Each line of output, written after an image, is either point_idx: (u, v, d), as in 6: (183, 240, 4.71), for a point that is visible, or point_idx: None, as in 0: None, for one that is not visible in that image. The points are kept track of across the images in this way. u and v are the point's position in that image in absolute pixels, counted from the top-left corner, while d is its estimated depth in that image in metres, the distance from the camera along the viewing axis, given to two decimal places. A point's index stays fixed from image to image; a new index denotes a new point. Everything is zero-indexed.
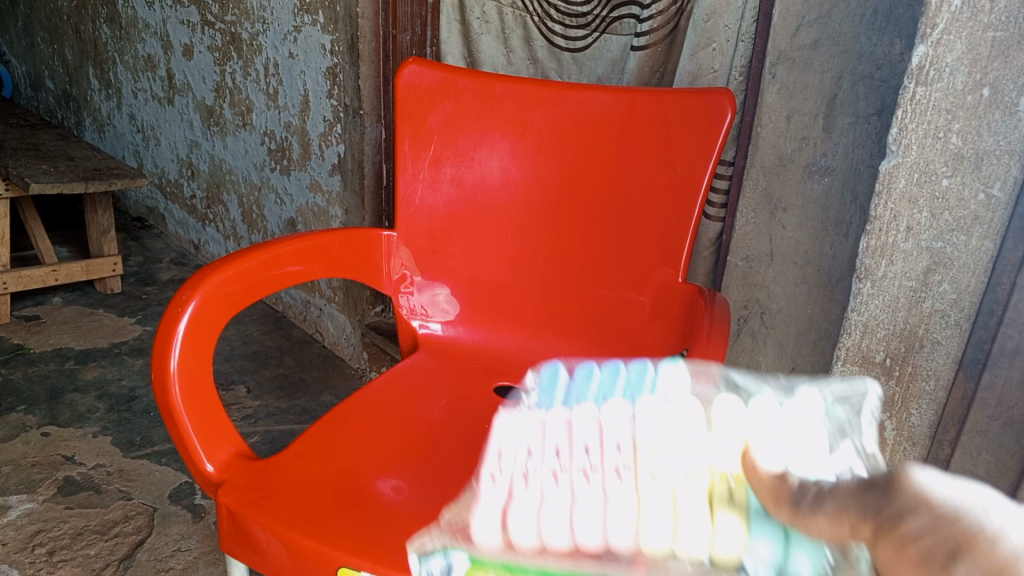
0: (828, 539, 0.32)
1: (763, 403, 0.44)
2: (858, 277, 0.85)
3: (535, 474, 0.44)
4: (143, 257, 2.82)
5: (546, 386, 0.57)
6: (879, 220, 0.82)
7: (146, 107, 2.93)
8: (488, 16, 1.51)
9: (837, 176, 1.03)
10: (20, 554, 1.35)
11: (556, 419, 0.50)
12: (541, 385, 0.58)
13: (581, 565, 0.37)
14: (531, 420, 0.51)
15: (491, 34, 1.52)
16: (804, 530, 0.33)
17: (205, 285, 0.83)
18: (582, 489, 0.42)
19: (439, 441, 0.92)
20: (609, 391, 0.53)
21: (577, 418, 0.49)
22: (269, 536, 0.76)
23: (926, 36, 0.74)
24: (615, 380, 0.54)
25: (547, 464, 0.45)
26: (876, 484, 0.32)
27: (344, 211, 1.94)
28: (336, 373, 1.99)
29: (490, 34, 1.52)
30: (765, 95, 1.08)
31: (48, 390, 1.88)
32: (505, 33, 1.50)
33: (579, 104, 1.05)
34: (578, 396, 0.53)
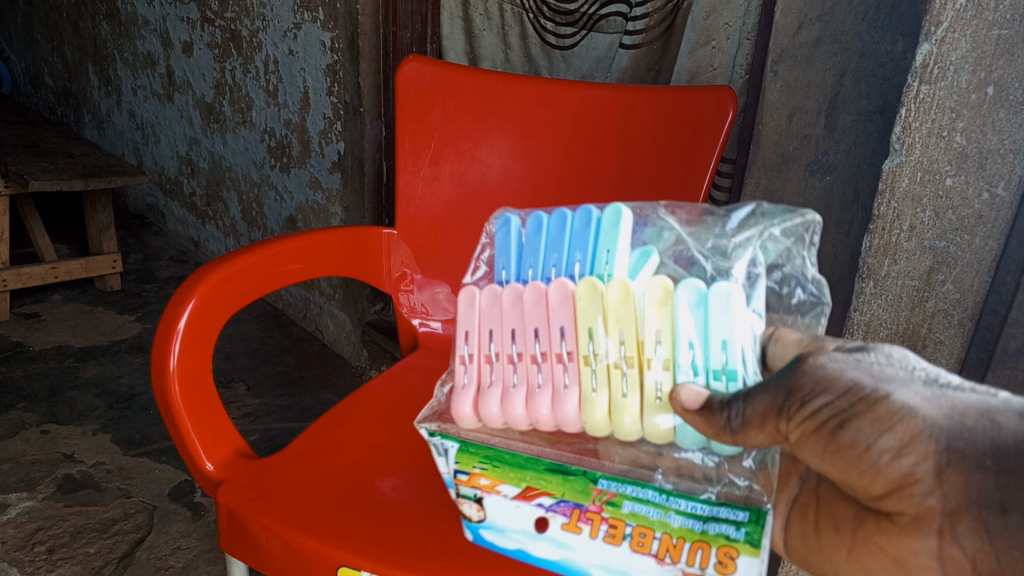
0: (761, 437, 0.48)
1: (687, 287, 0.52)
2: (861, 276, 0.83)
3: (501, 360, 0.57)
4: (143, 255, 2.81)
5: (505, 237, 0.64)
6: (882, 219, 0.80)
7: (146, 104, 2.92)
8: (489, 13, 1.50)
9: (840, 174, 1.02)
10: (19, 553, 1.35)
11: (505, 289, 0.58)
12: (501, 237, 0.65)
13: (545, 454, 0.54)
14: (487, 289, 0.59)
15: (492, 31, 1.51)
16: (743, 438, 0.48)
17: (203, 284, 0.82)
18: (537, 379, 0.55)
19: None
20: (558, 244, 0.60)
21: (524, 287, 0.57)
22: (269, 534, 0.76)
23: (929, 34, 0.73)
24: (561, 228, 0.60)
25: (507, 346, 0.57)
26: (781, 386, 0.47)
27: (344, 208, 1.94)
28: (336, 372, 1.99)
29: (491, 31, 1.51)
30: (767, 93, 1.08)
31: (48, 388, 1.88)
32: (505, 30, 1.49)
33: (580, 102, 1.05)
34: (530, 251, 0.61)
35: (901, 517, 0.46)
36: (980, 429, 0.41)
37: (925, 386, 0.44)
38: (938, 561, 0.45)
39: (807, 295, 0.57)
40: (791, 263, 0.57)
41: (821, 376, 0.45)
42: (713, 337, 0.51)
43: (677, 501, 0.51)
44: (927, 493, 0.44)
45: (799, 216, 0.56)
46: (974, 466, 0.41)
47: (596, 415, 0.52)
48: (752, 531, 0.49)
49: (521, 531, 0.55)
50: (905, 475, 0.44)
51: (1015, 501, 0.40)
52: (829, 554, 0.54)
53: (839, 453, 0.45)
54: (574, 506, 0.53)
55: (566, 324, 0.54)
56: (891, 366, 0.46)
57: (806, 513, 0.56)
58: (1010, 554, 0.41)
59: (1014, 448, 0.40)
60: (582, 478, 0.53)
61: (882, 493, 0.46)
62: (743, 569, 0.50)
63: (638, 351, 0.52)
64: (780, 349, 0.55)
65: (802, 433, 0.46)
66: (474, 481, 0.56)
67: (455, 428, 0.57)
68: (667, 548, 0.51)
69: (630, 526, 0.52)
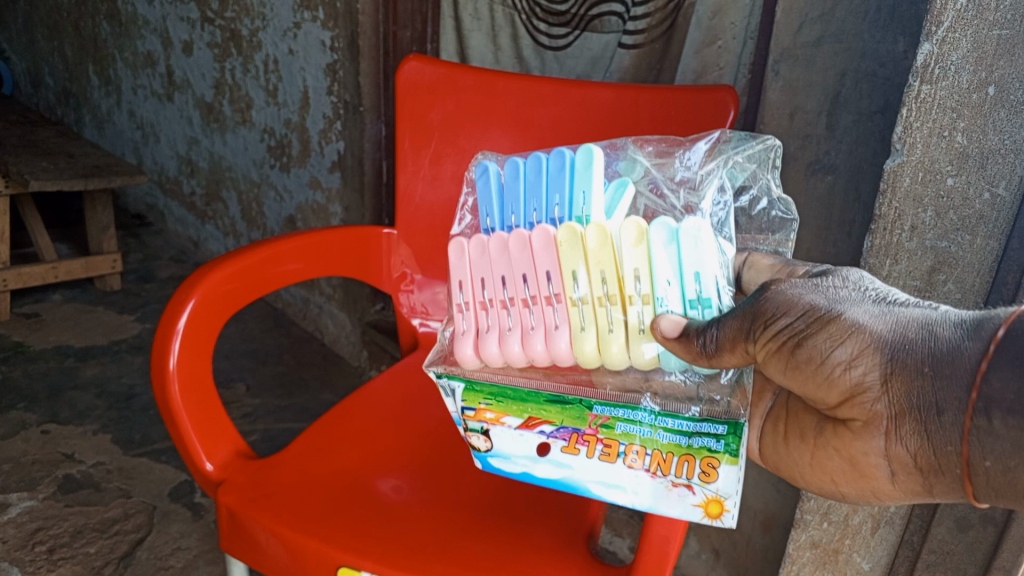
0: (734, 359, 0.54)
1: (659, 226, 0.55)
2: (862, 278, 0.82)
3: (494, 306, 0.61)
4: (143, 254, 2.81)
5: (485, 187, 0.66)
6: (884, 219, 0.79)
7: (146, 103, 2.92)
8: (480, 13, 1.49)
9: (841, 174, 1.01)
10: (20, 553, 1.35)
11: (491, 238, 0.61)
12: (481, 186, 0.66)
13: (544, 387, 0.58)
14: (475, 239, 0.63)
15: (482, 31, 1.50)
16: (718, 360, 0.54)
17: (201, 285, 0.82)
18: (531, 321, 0.59)
19: (437, 440, 0.93)
20: (536, 187, 0.61)
21: (508, 235, 0.60)
22: (269, 535, 0.77)
23: (930, 34, 0.72)
24: (538, 171, 0.62)
25: (500, 293, 0.61)
26: (747, 313, 0.53)
27: (344, 208, 1.94)
28: (336, 372, 1.99)
29: (481, 31, 1.50)
30: (768, 92, 1.08)
31: (48, 388, 1.88)
32: (495, 31, 1.49)
33: (580, 100, 1.04)
34: (510, 198, 0.62)
35: (853, 422, 0.53)
36: (919, 340, 0.49)
37: (875, 305, 0.52)
38: (887, 460, 0.53)
39: (778, 213, 0.67)
40: (757, 183, 0.66)
41: (783, 300, 0.53)
42: (686, 271, 0.55)
43: (663, 420, 0.54)
44: (876, 400, 0.51)
45: (759, 143, 0.65)
46: (914, 374, 0.49)
47: (586, 349, 0.57)
48: (731, 442, 0.53)
49: (526, 456, 0.58)
50: (856, 385, 0.51)
51: (947, 400, 0.48)
52: (797, 461, 0.61)
53: (800, 366, 0.53)
54: (573, 432, 0.56)
55: (550, 268, 0.57)
56: (846, 290, 0.54)
57: (778, 424, 0.63)
58: (944, 449, 0.49)
59: (946, 353, 0.48)
60: (579, 405, 0.57)
61: (837, 402, 0.53)
62: (724, 479, 0.53)
63: (619, 288, 0.56)
64: (755, 273, 0.66)
65: (767, 352, 0.53)
66: (481, 416, 0.59)
67: (460, 368, 0.62)
68: (658, 463, 0.54)
69: (623, 445, 0.55)
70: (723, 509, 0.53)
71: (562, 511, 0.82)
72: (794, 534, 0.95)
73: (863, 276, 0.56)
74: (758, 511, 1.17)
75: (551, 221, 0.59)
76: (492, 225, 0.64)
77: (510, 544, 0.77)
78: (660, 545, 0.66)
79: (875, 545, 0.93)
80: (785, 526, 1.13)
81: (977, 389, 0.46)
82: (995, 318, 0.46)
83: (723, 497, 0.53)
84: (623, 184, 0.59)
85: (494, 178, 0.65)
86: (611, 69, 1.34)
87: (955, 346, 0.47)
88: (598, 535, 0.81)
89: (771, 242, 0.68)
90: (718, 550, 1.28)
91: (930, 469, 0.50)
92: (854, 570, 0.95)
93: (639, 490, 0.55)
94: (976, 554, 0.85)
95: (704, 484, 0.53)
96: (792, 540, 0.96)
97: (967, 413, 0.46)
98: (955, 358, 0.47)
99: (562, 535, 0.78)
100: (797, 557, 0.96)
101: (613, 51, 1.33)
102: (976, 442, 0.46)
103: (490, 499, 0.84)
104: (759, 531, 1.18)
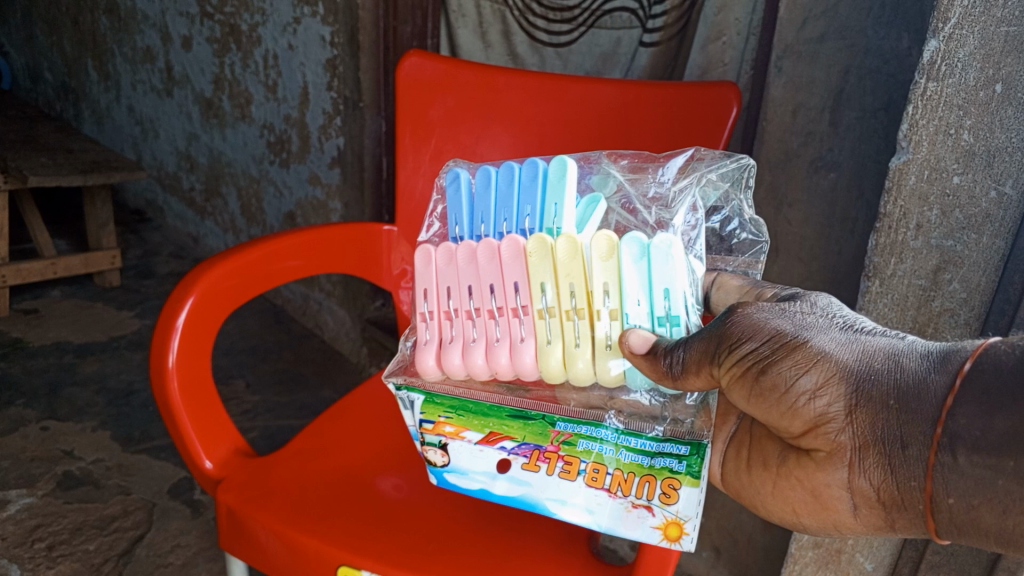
0: (699, 382, 0.56)
1: (631, 240, 0.59)
2: (867, 275, 0.83)
3: (460, 316, 0.64)
4: (143, 250, 2.80)
5: (454, 193, 0.68)
6: (889, 217, 0.80)
7: (145, 99, 2.91)
8: (465, 9, 1.48)
9: (846, 171, 0.97)
10: (19, 549, 1.34)
11: (460, 247, 0.64)
12: (451, 193, 0.68)
13: (507, 403, 0.62)
14: (444, 247, 0.66)
15: (470, 27, 1.49)
16: (683, 382, 0.56)
17: (201, 283, 0.81)
18: (496, 333, 0.62)
19: None
20: (507, 198, 0.65)
21: (476, 244, 0.63)
22: (269, 536, 0.77)
23: (937, 31, 0.72)
24: (511, 182, 0.65)
25: (466, 303, 0.64)
26: (713, 335, 0.55)
27: (343, 204, 1.93)
28: (335, 369, 1.98)
29: (469, 27, 1.49)
30: (772, 89, 1.04)
31: (47, 384, 1.87)
32: (484, 27, 1.48)
33: (582, 96, 1.03)
34: (480, 208, 0.66)
35: (817, 453, 0.53)
36: (886, 370, 0.50)
37: (841, 333, 0.53)
38: (850, 493, 0.53)
39: (749, 234, 0.69)
40: (729, 204, 0.69)
41: (749, 324, 0.54)
42: (656, 287, 0.59)
43: (626, 438, 0.58)
44: (841, 431, 0.51)
45: (734, 163, 0.67)
46: (880, 406, 0.50)
47: (551, 363, 0.60)
48: (692, 463, 0.56)
49: (484, 473, 0.60)
50: (820, 415, 0.51)
51: (911, 434, 0.49)
52: (759, 489, 0.62)
53: (763, 393, 0.53)
54: (534, 448, 0.60)
55: (519, 280, 0.60)
56: (813, 316, 0.55)
57: (741, 449, 0.64)
58: (908, 484, 0.50)
59: (913, 385, 0.49)
60: (542, 422, 0.61)
61: (801, 432, 0.53)
62: (684, 500, 0.56)
63: (587, 302, 0.59)
64: (724, 294, 0.67)
65: (731, 377, 0.54)
66: (440, 429, 0.62)
67: (420, 381, 0.65)
68: (619, 484, 0.57)
69: (584, 462, 0.58)
70: (682, 532, 0.56)
71: None
72: (796, 535, 0.96)
73: (830, 303, 0.57)
74: None
75: (521, 231, 0.63)
76: (460, 233, 0.66)
77: (512, 542, 0.77)
78: (660, 547, 0.65)
79: (878, 547, 0.92)
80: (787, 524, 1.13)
81: (942, 424, 0.47)
82: (961, 352, 0.48)
83: (683, 519, 0.56)
84: (594, 200, 0.63)
85: (465, 185, 0.67)
86: (631, 69, 1.32)
87: (923, 379, 0.48)
88: (598, 535, 0.81)
89: (740, 264, 0.70)
90: (718, 548, 1.27)
91: (893, 503, 0.52)
92: (855, 569, 0.94)
93: (598, 510, 0.57)
94: (980, 556, 0.85)
95: (665, 505, 0.56)
96: (795, 541, 0.96)
97: (932, 448, 0.48)
98: (922, 391, 0.48)
99: (565, 534, 0.78)
100: (799, 557, 0.97)
101: (634, 50, 1.32)
102: (941, 478, 0.48)
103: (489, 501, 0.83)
104: (760, 529, 1.18)
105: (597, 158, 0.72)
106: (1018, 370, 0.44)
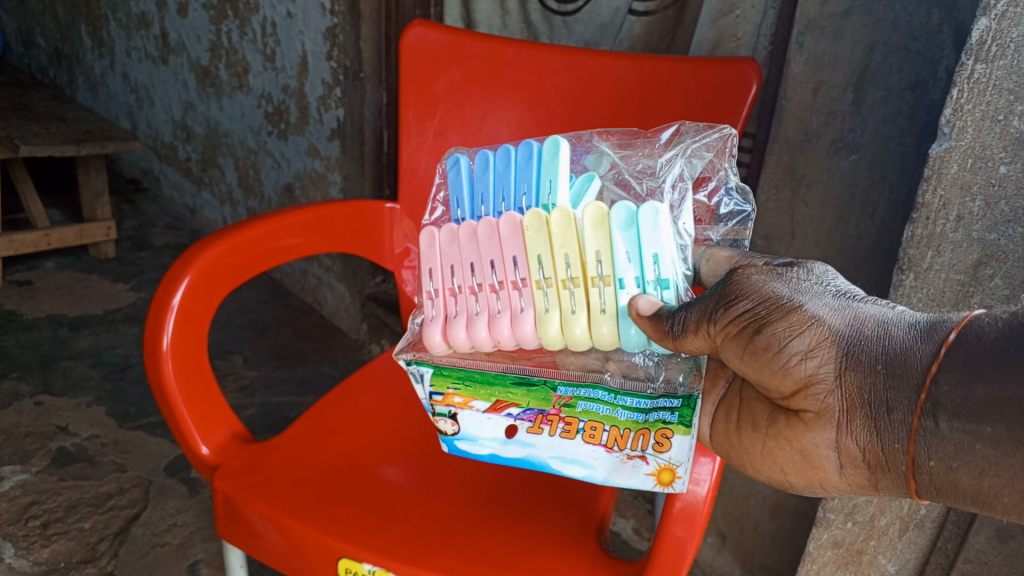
0: (698, 343, 0.55)
1: (620, 209, 0.58)
2: (900, 268, 0.79)
3: (463, 292, 0.62)
4: (137, 220, 2.76)
5: (455, 176, 0.67)
6: (927, 208, 0.75)
7: (140, 67, 2.85)
8: None
9: (866, 153, 0.92)
10: (13, 527, 1.32)
11: (461, 226, 0.63)
12: (451, 178, 0.67)
13: (510, 369, 0.62)
14: (446, 229, 0.64)
15: None
16: (682, 343, 0.55)
17: (198, 261, 0.78)
18: (498, 305, 0.60)
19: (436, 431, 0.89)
20: (505, 177, 0.64)
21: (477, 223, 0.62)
22: (267, 524, 0.74)
23: (989, 8, 0.67)
24: (507, 163, 0.64)
25: (468, 279, 0.62)
26: (714, 296, 0.53)
27: (343, 177, 1.89)
28: (335, 345, 1.95)
29: None
30: (792, 65, 0.99)
31: (41, 358, 1.84)
32: None
33: (594, 71, 0.98)
34: (480, 188, 0.65)
35: (805, 414, 0.52)
36: (875, 337, 0.49)
37: (834, 298, 0.51)
38: (837, 452, 0.52)
39: (735, 203, 0.67)
40: (717, 174, 0.67)
41: (747, 284, 0.52)
42: (644, 254, 0.57)
43: (622, 398, 0.59)
44: (829, 393, 0.50)
45: (717, 133, 0.67)
46: (868, 371, 0.49)
47: (550, 332, 0.58)
48: (685, 414, 0.57)
49: (493, 439, 0.62)
50: (809, 375, 0.50)
51: (896, 399, 0.48)
52: (748, 449, 0.59)
53: (754, 355, 0.52)
54: (537, 413, 0.61)
55: (517, 253, 0.59)
56: (808, 281, 0.53)
57: (731, 412, 0.61)
58: (892, 447, 0.49)
59: (899, 353, 0.48)
60: (545, 387, 0.61)
61: (791, 392, 0.52)
62: (676, 448, 0.57)
63: (582, 271, 0.57)
64: (713, 266, 0.64)
65: (727, 335, 0.53)
66: (449, 400, 0.62)
67: (428, 355, 0.63)
68: (616, 439, 0.59)
69: (582, 422, 0.60)
70: (675, 476, 0.58)
71: (573, 500, 0.80)
72: (814, 532, 0.92)
73: (827, 269, 0.55)
74: (767, 495, 1.15)
75: (519, 210, 0.62)
76: (462, 216, 0.65)
77: (514, 539, 0.74)
78: (677, 544, 0.63)
79: (903, 549, 0.88)
80: (795, 512, 1.11)
81: (926, 390, 0.46)
82: (948, 322, 0.47)
83: (674, 464, 0.58)
84: (591, 177, 0.62)
85: (464, 170, 0.66)
86: (621, 37, 1.28)
87: (909, 348, 0.48)
88: (610, 527, 0.78)
89: (728, 232, 0.68)
90: (724, 534, 1.25)
91: (878, 465, 0.50)
92: (877, 571, 0.90)
93: (595, 464, 0.60)
94: (1017, 566, 0.82)
95: (658, 453, 0.58)
96: (812, 539, 0.92)
97: (915, 414, 0.47)
98: (908, 359, 0.47)
99: (571, 522, 0.76)
100: (817, 557, 0.93)
101: (623, 17, 1.27)
102: (923, 442, 0.47)
103: (496, 489, 0.81)
104: (767, 516, 1.16)
105: (589, 137, 0.72)
106: (997, 347, 0.43)
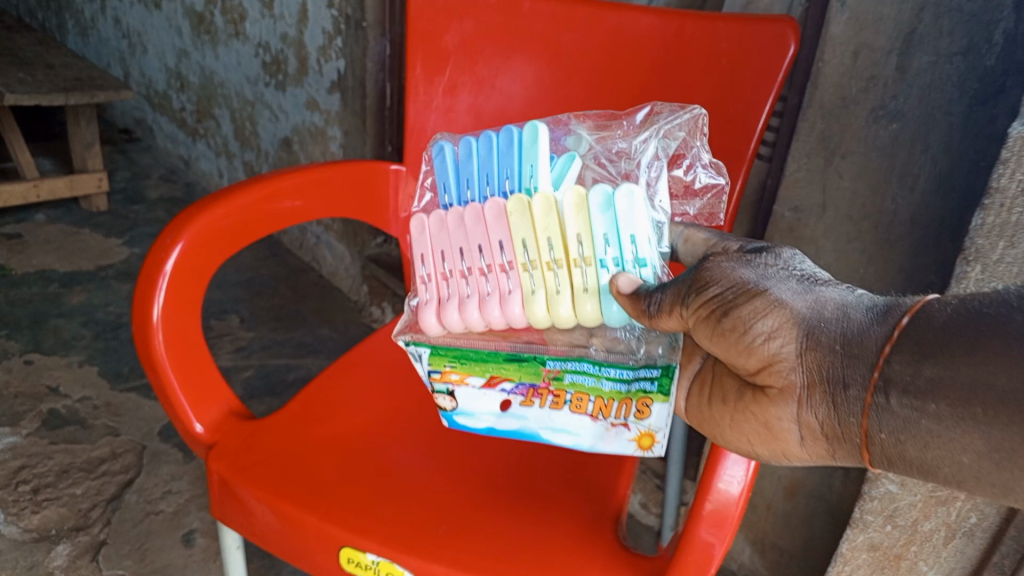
0: (672, 325, 0.51)
1: (598, 191, 0.54)
2: (966, 258, 0.71)
3: (454, 276, 0.59)
4: (131, 172, 2.69)
5: (441, 164, 0.63)
6: (1003, 192, 0.67)
7: (132, 11, 2.75)
8: None
9: (909, 123, 0.86)
10: (3, 492, 1.29)
11: (449, 213, 0.60)
12: (438, 165, 0.63)
13: (502, 346, 0.58)
14: (435, 216, 0.61)
15: None
16: (658, 323, 0.51)
17: (190, 225, 0.72)
18: (487, 288, 0.57)
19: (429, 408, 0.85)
20: (488, 163, 0.59)
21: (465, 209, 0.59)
22: (261, 506, 0.70)
23: None
24: (488, 149, 0.59)
25: (459, 263, 0.59)
26: (686, 280, 0.50)
27: (344, 132, 1.82)
28: (334, 306, 1.90)
29: None
30: (832, 25, 0.91)
31: (31, 315, 1.79)
32: None
33: (618, 27, 0.91)
34: (466, 172, 0.61)
35: (769, 390, 0.48)
36: (834, 320, 0.45)
37: (798, 283, 0.48)
38: (797, 425, 0.48)
39: (711, 175, 0.66)
40: (690, 151, 0.65)
41: (717, 271, 0.49)
42: (623, 235, 0.53)
43: (607, 369, 0.55)
44: (791, 369, 0.46)
45: (689, 112, 0.64)
46: (828, 351, 0.45)
47: (537, 312, 0.55)
48: (664, 383, 0.54)
49: (490, 413, 0.59)
50: (771, 355, 0.47)
51: (853, 376, 0.44)
52: (718, 421, 0.54)
53: (717, 339, 0.48)
54: (530, 386, 0.58)
55: (503, 237, 0.56)
56: (773, 266, 0.49)
57: (703, 387, 0.56)
58: (847, 420, 0.45)
59: (855, 333, 0.44)
60: (534, 361, 0.57)
61: (754, 369, 0.48)
62: (657, 415, 0.55)
63: (565, 252, 0.54)
64: (691, 248, 0.60)
65: (697, 318, 0.49)
66: (446, 377, 0.59)
67: (425, 336, 0.59)
68: (600, 408, 0.57)
69: (569, 393, 0.57)
70: (655, 441, 0.56)
71: (587, 488, 0.75)
72: (849, 534, 0.88)
73: (794, 254, 0.51)
74: (783, 476, 1.11)
75: (503, 194, 0.57)
76: (450, 202, 0.61)
77: (526, 525, 0.70)
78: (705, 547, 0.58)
79: (946, 557, 0.83)
80: (812, 495, 1.07)
81: (879, 369, 0.43)
82: (902, 305, 0.43)
83: (654, 430, 0.55)
84: (572, 157, 0.56)
85: (449, 155, 0.62)
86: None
87: (864, 329, 0.44)
88: (626, 514, 0.74)
89: (705, 207, 0.68)
90: None
91: (835, 437, 0.46)
92: None
93: (581, 432, 0.58)
94: None
95: (639, 420, 0.55)
96: (848, 540, 0.88)
97: (868, 390, 0.43)
98: (863, 340, 0.44)
99: (587, 513, 0.72)
100: (851, 557, 0.89)
101: None
102: (874, 415, 0.43)
103: (498, 471, 0.77)
104: (782, 496, 1.12)
105: (565, 120, 0.67)
106: (945, 326, 0.40)
